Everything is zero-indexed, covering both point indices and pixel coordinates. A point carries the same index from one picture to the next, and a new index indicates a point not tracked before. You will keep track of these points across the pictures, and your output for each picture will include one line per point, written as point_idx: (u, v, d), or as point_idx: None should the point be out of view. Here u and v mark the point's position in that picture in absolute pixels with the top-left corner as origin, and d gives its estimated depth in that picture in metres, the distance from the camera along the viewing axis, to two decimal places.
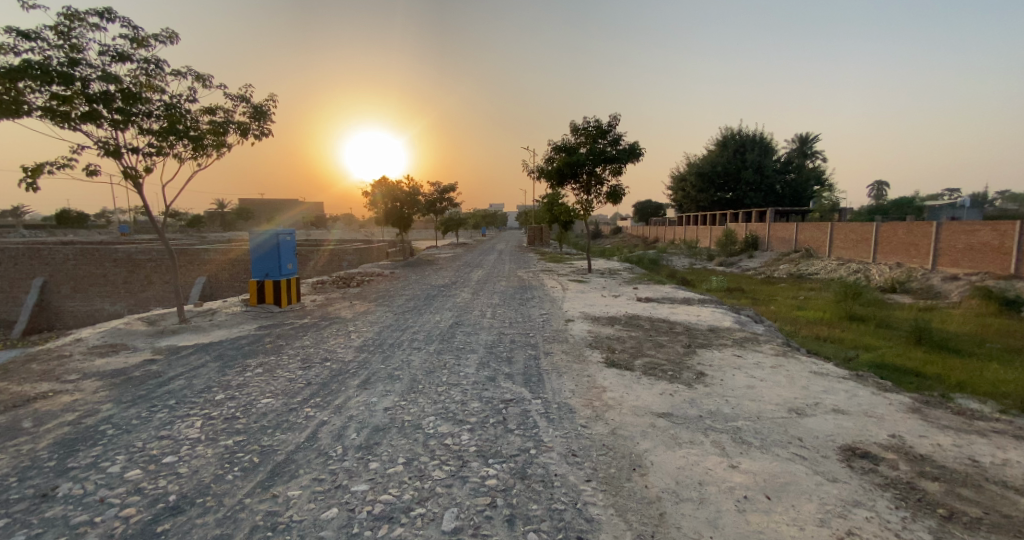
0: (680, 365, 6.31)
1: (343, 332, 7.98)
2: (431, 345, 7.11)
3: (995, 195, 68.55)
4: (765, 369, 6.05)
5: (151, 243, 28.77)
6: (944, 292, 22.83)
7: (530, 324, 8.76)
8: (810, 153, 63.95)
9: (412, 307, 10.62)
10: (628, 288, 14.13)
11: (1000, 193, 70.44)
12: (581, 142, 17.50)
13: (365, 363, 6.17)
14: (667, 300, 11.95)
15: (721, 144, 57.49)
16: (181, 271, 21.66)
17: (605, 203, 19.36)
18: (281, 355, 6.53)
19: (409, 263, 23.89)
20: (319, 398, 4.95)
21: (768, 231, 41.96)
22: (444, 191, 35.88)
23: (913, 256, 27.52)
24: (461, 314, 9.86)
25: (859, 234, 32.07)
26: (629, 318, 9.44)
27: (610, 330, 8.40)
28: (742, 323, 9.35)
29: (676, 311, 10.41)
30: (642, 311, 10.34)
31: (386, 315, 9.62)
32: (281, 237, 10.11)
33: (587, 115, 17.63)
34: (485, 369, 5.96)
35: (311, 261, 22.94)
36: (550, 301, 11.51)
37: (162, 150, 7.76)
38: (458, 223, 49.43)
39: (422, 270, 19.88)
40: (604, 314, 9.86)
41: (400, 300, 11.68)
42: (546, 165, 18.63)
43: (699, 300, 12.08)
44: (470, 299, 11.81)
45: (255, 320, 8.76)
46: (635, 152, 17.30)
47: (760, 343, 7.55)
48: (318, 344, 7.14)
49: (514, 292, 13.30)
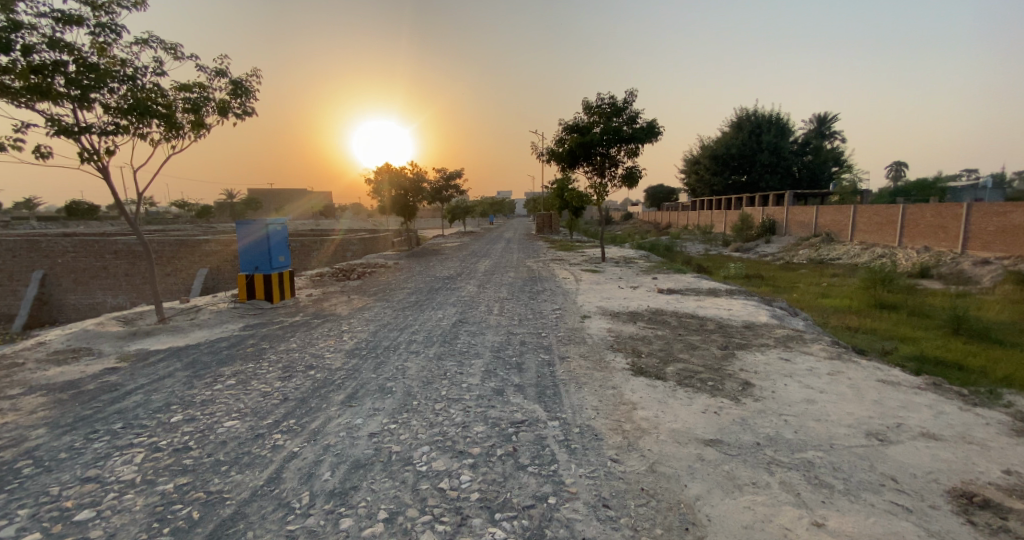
0: (720, 373, 5.40)
1: (335, 333, 7.18)
2: (431, 349, 6.28)
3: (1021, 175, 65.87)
4: (823, 378, 5.11)
5: (155, 235, 28.25)
6: (976, 277, 21.42)
7: (542, 322, 7.90)
8: (829, 133, 61.67)
9: (415, 302, 9.82)
10: (646, 278, 13.19)
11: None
12: (594, 121, 16.41)
13: (354, 372, 5.36)
14: (691, 292, 10.98)
15: (736, 126, 55.59)
16: (182, 263, 21.06)
17: (620, 187, 18.29)
18: (261, 361, 5.76)
19: (415, 254, 23.13)
20: (293, 419, 4.13)
21: (786, 215, 40.39)
22: (450, 177, 34.90)
23: (942, 240, 25.98)
24: (467, 309, 9.03)
25: (884, 217, 30.51)
26: (652, 314, 8.52)
27: (633, 329, 7.51)
28: (780, 318, 8.39)
29: (702, 305, 9.45)
30: (665, 304, 9.41)
31: (385, 312, 8.82)
32: (270, 227, 9.34)
33: (601, 91, 16.50)
34: (492, 379, 5.11)
35: (314, 252, 22.26)
36: (564, 294, 10.62)
37: (128, 130, 7.02)
38: (465, 212, 48.39)
39: (427, 260, 19.05)
40: (623, 308, 8.96)
41: (402, 294, 10.88)
42: (556, 147, 17.59)
43: (724, 291, 11.13)
44: (477, 293, 10.97)
45: (241, 319, 8.02)
46: (653, 131, 16.17)
47: (807, 344, 6.59)
48: (304, 348, 6.34)
49: (524, 283, 12.40)
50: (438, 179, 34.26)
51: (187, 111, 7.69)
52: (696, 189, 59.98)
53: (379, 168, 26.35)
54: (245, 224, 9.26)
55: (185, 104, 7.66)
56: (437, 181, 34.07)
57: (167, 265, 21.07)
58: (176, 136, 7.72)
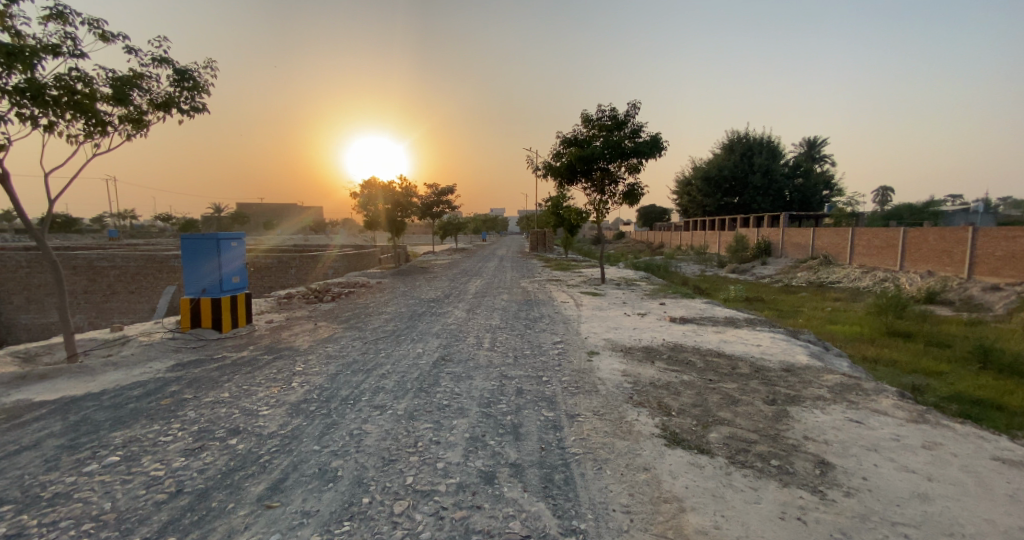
0: (782, 444, 4.06)
1: (285, 376, 5.76)
2: (402, 402, 4.89)
3: (1002, 201, 66.66)
4: (923, 456, 3.83)
5: (125, 248, 26.46)
6: (987, 303, 20.52)
7: (541, 360, 6.57)
8: (819, 157, 61.84)
9: (393, 332, 8.42)
10: (653, 304, 11.97)
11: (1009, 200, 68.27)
12: (594, 134, 15.37)
13: (293, 440, 3.97)
14: (706, 322, 9.71)
15: (728, 148, 55.60)
16: (148, 279, 19.40)
17: (621, 205, 17.21)
18: (172, 420, 4.32)
19: (401, 272, 21.75)
20: (177, 532, 2.74)
21: (782, 237, 39.67)
22: (442, 193, 33.74)
23: (946, 265, 25.18)
24: (453, 342, 7.66)
25: (883, 241, 29.79)
26: (670, 351, 7.21)
27: (652, 372, 6.17)
28: (819, 357, 7.14)
29: (723, 339, 8.16)
30: (682, 338, 8.10)
31: (354, 345, 7.39)
32: (222, 241, 8.00)
33: (601, 103, 15.52)
34: (479, 457, 3.74)
35: (292, 269, 20.74)
36: (564, 324, 9.29)
37: (34, 122, 5.68)
38: (457, 229, 47.19)
39: (414, 280, 17.66)
40: (635, 343, 7.65)
41: (379, 320, 9.47)
42: (553, 162, 16.50)
43: (743, 321, 9.89)
44: (465, 320, 9.60)
45: (176, 355, 6.58)
46: (657, 145, 15.14)
47: (871, 397, 5.30)
48: (237, 400, 4.91)
49: (519, 309, 11.06)
50: (429, 195, 33.11)
51: (116, 103, 6.37)
52: (690, 209, 59.39)
53: (367, 181, 25.02)
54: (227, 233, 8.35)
55: (112, 94, 6.34)
56: (428, 196, 32.92)
57: (131, 282, 19.38)
58: (103, 134, 6.36)
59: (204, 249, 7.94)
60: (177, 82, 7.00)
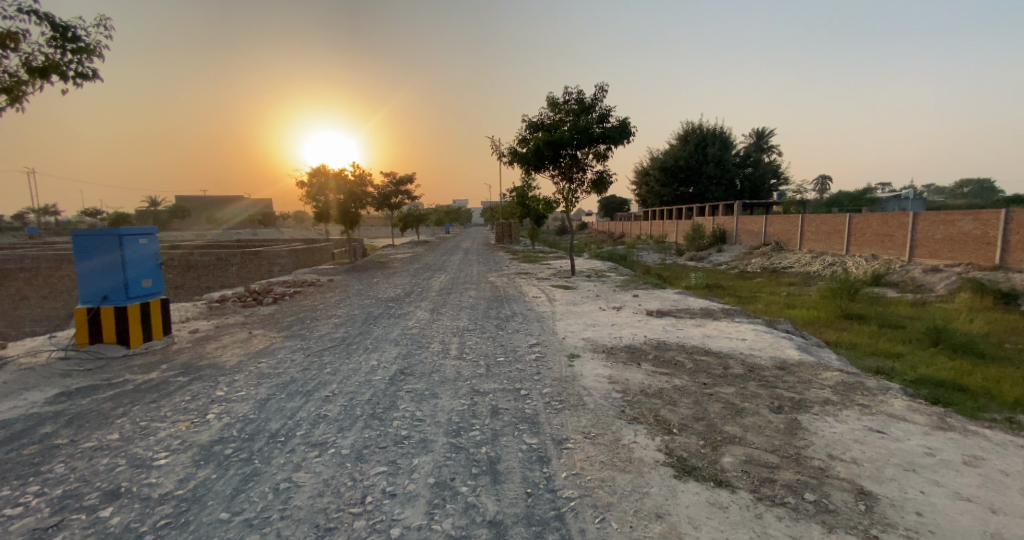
0: (806, 468, 3.45)
1: (201, 405, 4.65)
2: (349, 437, 3.93)
3: (924, 189, 71.47)
4: (968, 477, 3.27)
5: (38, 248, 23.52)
6: (928, 285, 21.46)
7: (515, 368, 5.73)
8: (767, 148, 64.01)
9: (343, 339, 7.33)
10: (626, 297, 11.42)
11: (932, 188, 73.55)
12: (561, 119, 14.61)
13: (194, 509, 2.95)
14: (685, 314, 9.17)
15: (683, 138, 56.59)
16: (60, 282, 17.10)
17: (589, 194, 16.60)
18: (24, 481, 3.20)
19: (356, 267, 20.35)
20: None
21: (737, 225, 40.63)
22: (399, 183, 32.14)
23: (889, 248, 26.27)
24: (413, 349, 6.69)
25: (831, 226, 30.85)
26: (654, 350, 6.56)
27: (640, 377, 5.46)
28: (809, 351, 6.68)
29: (707, 334, 7.59)
30: (665, 334, 7.48)
31: (295, 359, 6.29)
32: (126, 237, 6.70)
33: (567, 86, 14.74)
34: (447, 518, 2.87)
35: (234, 266, 19.13)
36: (537, 323, 8.48)
37: None
38: (418, 220, 45.55)
39: (370, 276, 16.41)
40: (616, 343, 6.96)
41: (327, 325, 8.33)
42: (518, 148, 15.62)
43: (721, 312, 9.42)
44: (428, 321, 8.60)
45: (60, 381, 5.30)
46: (626, 130, 14.57)
47: (881, 399, 4.80)
48: (128, 444, 3.80)
49: (486, 306, 10.17)
50: (386, 185, 31.41)
51: None
52: (648, 199, 60.11)
53: (314, 169, 23.12)
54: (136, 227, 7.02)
55: None
56: (385, 186, 31.24)
57: (40, 286, 17.04)
58: None
59: (106, 246, 6.56)
60: (59, 42, 5.60)
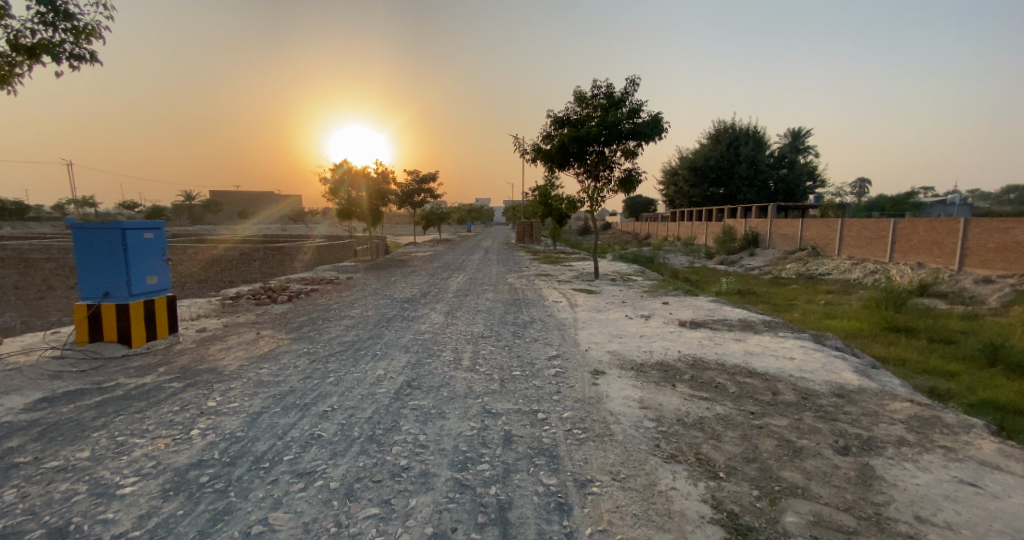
0: (893, 535, 2.75)
1: (187, 418, 4.27)
2: (339, 467, 3.44)
3: (971, 193, 67.45)
4: None
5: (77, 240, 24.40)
6: (982, 296, 19.74)
7: (533, 386, 5.15)
8: (803, 148, 61.34)
9: (352, 343, 6.92)
10: (654, 304, 10.69)
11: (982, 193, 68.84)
12: (589, 114, 13.94)
13: None
14: (721, 326, 8.39)
15: (714, 138, 54.78)
16: None
17: (616, 194, 15.87)
18: None
19: (376, 265, 20.12)
20: None
21: (770, 228, 38.90)
22: (423, 181, 31.89)
23: (937, 256, 24.49)
24: (423, 358, 6.20)
25: (873, 232, 29.07)
26: (690, 369, 5.87)
27: (675, 402, 4.81)
28: (869, 374, 5.84)
29: (749, 350, 6.83)
30: (700, 349, 6.76)
31: (298, 365, 5.89)
32: (127, 232, 6.46)
33: (596, 79, 14.06)
34: None
35: (256, 262, 19.21)
36: (558, 331, 7.88)
37: None
38: (441, 219, 45.44)
39: (389, 274, 16.11)
40: (645, 359, 6.31)
41: (337, 327, 7.95)
42: (543, 145, 15.03)
43: (761, 325, 8.59)
44: (442, 326, 8.12)
45: (48, 385, 5.04)
46: (658, 126, 13.77)
47: (971, 440, 3.99)
48: (97, 465, 3.42)
49: (504, 311, 9.63)
50: (409, 182, 31.27)
51: None
52: (676, 200, 58.48)
53: (338, 165, 23.07)
54: (141, 221, 6.81)
55: None
56: (408, 184, 31.11)
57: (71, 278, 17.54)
58: None
59: (110, 242, 6.39)
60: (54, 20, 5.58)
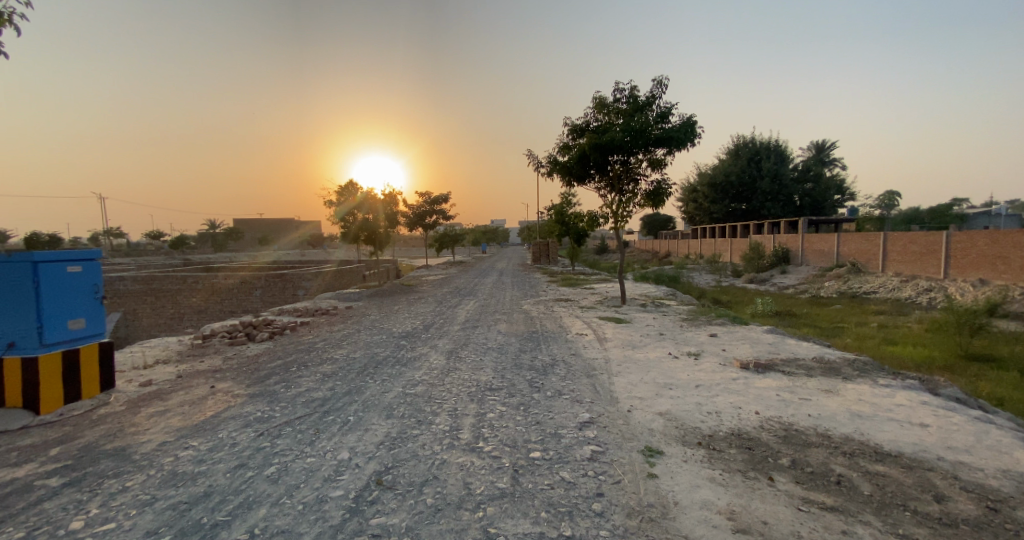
0: None
1: None
2: None
3: (1005, 204, 63.63)
4: None
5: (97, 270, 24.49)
6: None
7: (561, 487, 3.44)
8: (828, 161, 58.55)
9: (321, 403, 5.34)
10: (699, 338, 8.88)
11: (1020, 203, 64.57)
12: (611, 121, 12.45)
13: None
14: (797, 371, 6.49)
15: (733, 153, 52.76)
16: None
17: (644, 208, 14.21)
18: None
19: (382, 291, 18.72)
20: None
21: (802, 244, 36.46)
22: (435, 202, 30.61)
23: (1002, 272, 21.77)
24: (407, 427, 4.56)
25: (922, 246, 26.45)
26: (787, 445, 4.09)
27: (785, 516, 3.04)
28: None
29: (853, 408, 4.97)
30: (785, 409, 4.95)
31: (238, 441, 4.34)
32: (42, 264, 5.16)
33: (618, 82, 12.62)
34: None
35: (258, 290, 18.14)
36: (587, 380, 6.15)
37: None
38: (455, 240, 44.09)
39: (393, 302, 14.65)
40: (715, 427, 4.54)
41: (311, 376, 6.41)
42: (559, 157, 13.60)
43: (849, 368, 6.62)
44: (442, 372, 6.50)
45: None
46: (692, 130, 12.19)
47: None
48: None
49: (519, 349, 7.94)
50: (420, 204, 30.17)
51: None
52: (696, 217, 56.40)
53: (347, 187, 21.97)
54: (64, 250, 5.49)
55: None
56: (419, 205, 30.04)
57: None
58: None
59: (16, 279, 5.08)
60: None
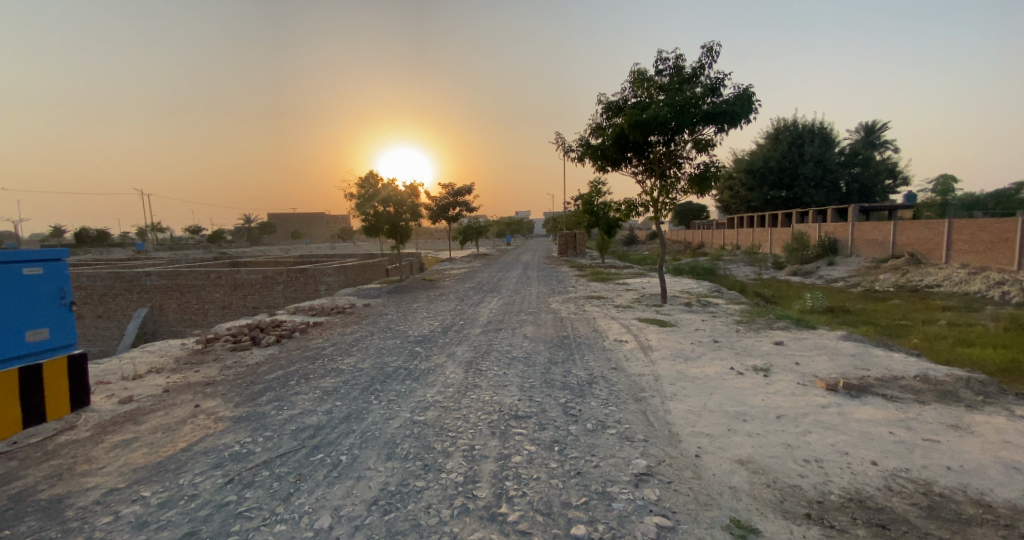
0: None
1: None
2: None
3: None
4: None
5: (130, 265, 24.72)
6: None
7: None
8: (878, 143, 54.41)
9: (312, 433, 4.40)
10: (760, 346, 7.54)
11: None
12: (652, 96, 11.06)
13: None
14: (903, 396, 5.14)
15: (773, 137, 49.64)
16: (123, 299, 18.19)
17: (687, 195, 12.77)
18: None
19: (404, 287, 17.92)
20: None
21: (852, 233, 33.57)
22: (459, 194, 29.70)
23: None
24: (410, 477, 3.54)
25: (992, 234, 23.85)
26: (941, 525, 2.85)
27: None
28: None
29: (1009, 459, 3.65)
30: (911, 458, 3.68)
31: (199, 491, 3.43)
32: None
33: (660, 52, 11.20)
34: None
35: (279, 286, 17.58)
36: (635, 406, 4.98)
37: None
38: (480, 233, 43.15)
39: (413, 299, 13.76)
40: (822, 487, 3.32)
41: (310, 394, 5.50)
42: (592, 140, 12.32)
43: (971, 392, 5.21)
44: (459, 391, 5.47)
45: None
46: (747, 103, 10.67)
47: None
48: None
49: (549, 360, 6.83)
50: (444, 196, 29.35)
51: None
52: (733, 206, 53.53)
53: (368, 178, 21.28)
54: (19, 250, 4.63)
55: None
56: (442, 197, 29.22)
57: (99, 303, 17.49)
58: None
59: None
60: None
